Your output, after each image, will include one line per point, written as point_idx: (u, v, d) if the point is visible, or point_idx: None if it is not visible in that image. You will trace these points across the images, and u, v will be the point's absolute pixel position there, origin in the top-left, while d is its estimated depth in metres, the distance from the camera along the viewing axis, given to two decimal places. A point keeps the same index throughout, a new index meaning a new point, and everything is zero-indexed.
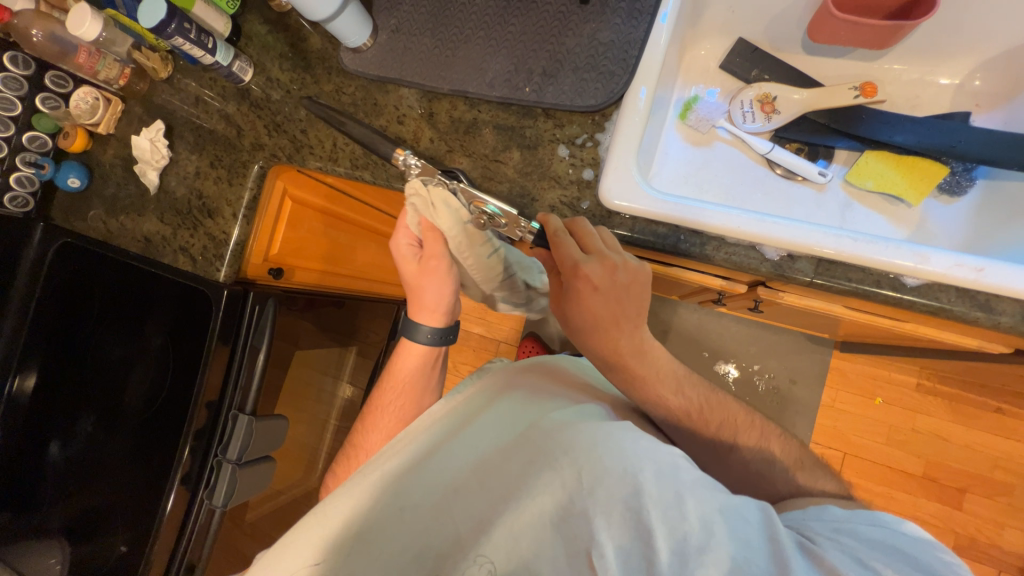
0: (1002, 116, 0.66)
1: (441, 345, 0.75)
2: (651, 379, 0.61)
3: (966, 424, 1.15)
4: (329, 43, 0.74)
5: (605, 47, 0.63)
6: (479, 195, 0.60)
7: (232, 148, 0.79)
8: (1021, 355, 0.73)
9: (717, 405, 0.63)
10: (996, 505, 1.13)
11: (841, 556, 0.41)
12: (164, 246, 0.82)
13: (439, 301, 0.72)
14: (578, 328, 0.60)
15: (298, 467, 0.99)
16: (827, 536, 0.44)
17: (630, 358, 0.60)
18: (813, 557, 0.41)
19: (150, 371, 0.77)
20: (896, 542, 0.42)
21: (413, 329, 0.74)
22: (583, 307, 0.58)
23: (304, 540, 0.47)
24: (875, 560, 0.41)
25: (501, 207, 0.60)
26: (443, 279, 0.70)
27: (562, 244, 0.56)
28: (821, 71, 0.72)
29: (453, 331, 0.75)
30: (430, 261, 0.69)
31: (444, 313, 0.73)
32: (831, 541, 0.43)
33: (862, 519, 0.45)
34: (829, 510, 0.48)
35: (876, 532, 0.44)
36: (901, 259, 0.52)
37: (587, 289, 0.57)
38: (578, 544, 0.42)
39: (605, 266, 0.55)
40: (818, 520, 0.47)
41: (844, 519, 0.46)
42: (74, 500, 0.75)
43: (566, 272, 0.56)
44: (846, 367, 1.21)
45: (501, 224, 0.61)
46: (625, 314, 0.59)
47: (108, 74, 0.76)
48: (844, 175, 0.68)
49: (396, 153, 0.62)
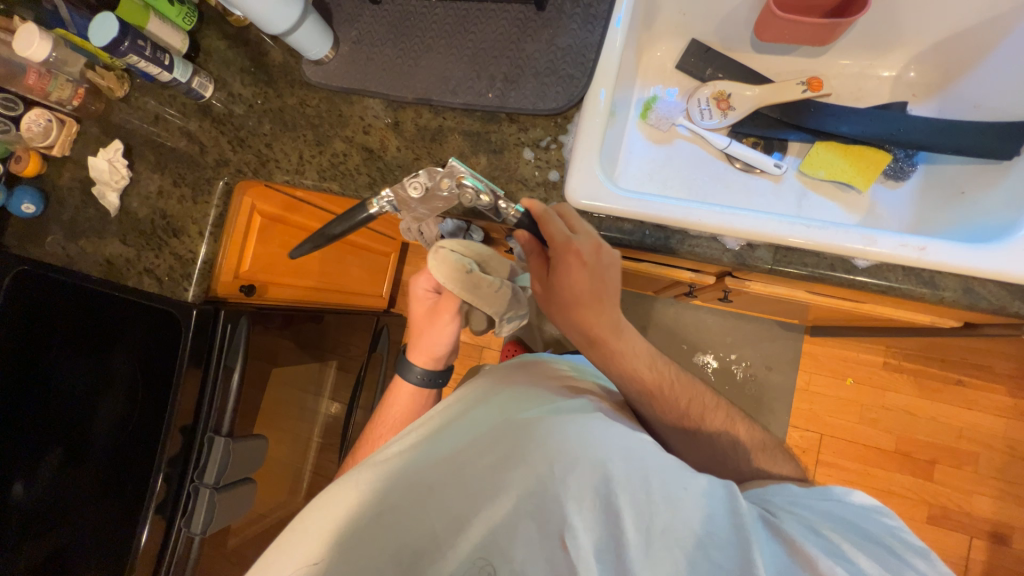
0: (937, 104, 0.71)
1: (430, 388, 0.73)
2: (622, 369, 0.62)
3: (930, 397, 1.20)
4: (291, 56, 0.74)
5: (562, 51, 0.65)
6: (460, 166, 0.54)
7: (195, 165, 0.77)
8: (970, 328, 0.77)
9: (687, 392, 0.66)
10: (963, 474, 1.18)
11: (797, 526, 0.47)
12: (127, 268, 0.79)
13: (438, 353, 0.71)
14: (563, 305, 0.59)
15: (283, 488, 0.97)
16: (783, 507, 0.50)
17: (601, 351, 0.61)
18: (772, 527, 0.46)
19: (120, 402, 0.74)
20: (844, 513, 0.48)
21: (405, 367, 0.72)
22: (568, 282, 0.57)
23: (283, 553, 0.46)
24: (823, 526, 0.47)
25: (484, 183, 0.54)
26: (447, 333, 0.69)
27: (551, 223, 0.55)
28: (770, 68, 0.76)
29: (445, 377, 0.73)
30: (442, 313, 0.69)
31: (440, 360, 0.71)
32: (788, 513, 0.49)
33: (814, 494, 0.51)
34: (787, 487, 0.53)
35: (827, 504, 0.49)
36: (851, 242, 0.55)
37: (574, 263, 0.55)
38: (551, 529, 0.45)
39: (593, 244, 0.56)
40: (775, 494, 0.52)
41: (802, 495, 0.51)
42: (42, 542, 0.71)
43: (558, 250, 0.55)
44: (817, 350, 1.25)
45: (487, 199, 0.55)
46: (608, 291, 0.58)
47: (61, 95, 0.74)
48: (797, 166, 0.71)
49: (368, 209, 0.54)
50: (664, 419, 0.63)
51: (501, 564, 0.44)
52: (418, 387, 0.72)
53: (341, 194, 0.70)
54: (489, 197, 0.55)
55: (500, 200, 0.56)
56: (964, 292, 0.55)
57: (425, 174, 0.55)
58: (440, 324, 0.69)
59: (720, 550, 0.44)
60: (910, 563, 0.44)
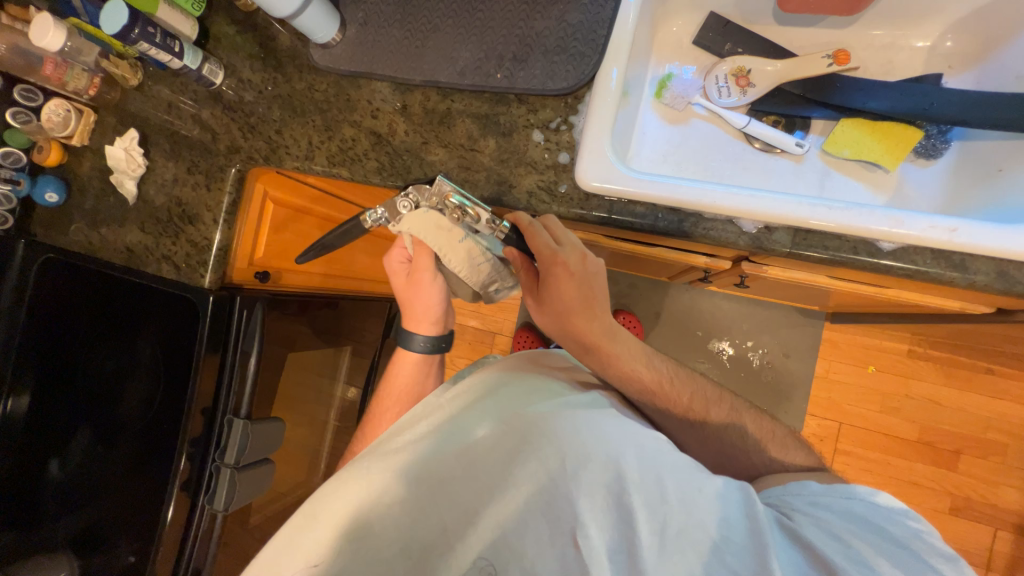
0: (974, 77, 0.67)
1: (436, 353, 0.75)
2: (632, 365, 0.62)
3: (957, 386, 1.16)
4: (298, 40, 0.73)
5: (574, 28, 0.63)
6: (447, 185, 0.58)
7: (208, 152, 0.78)
8: (1002, 314, 0.73)
9: (698, 383, 0.66)
10: (989, 464, 1.14)
11: (815, 531, 0.46)
12: (147, 255, 0.81)
13: (433, 315, 0.73)
14: (553, 313, 0.61)
15: (301, 468, 1.00)
16: (799, 508, 0.49)
17: (605, 346, 0.61)
18: (788, 530, 0.47)
19: (144, 385, 0.77)
20: (867, 513, 0.47)
21: (408, 338, 0.75)
22: (560, 293, 0.59)
23: (297, 543, 0.47)
24: (841, 529, 0.46)
25: (471, 200, 0.57)
26: (430, 289, 0.72)
27: (535, 235, 0.57)
28: (793, 41, 0.72)
29: (447, 339, 0.76)
30: (420, 273, 0.71)
31: (437, 322, 0.74)
32: (804, 515, 0.48)
33: (837, 492, 0.50)
34: (807, 485, 0.52)
35: (850, 503, 0.49)
36: (877, 223, 0.52)
37: (563, 272, 0.58)
38: (562, 527, 0.45)
39: (579, 253, 0.59)
40: (795, 495, 0.52)
41: (821, 493, 0.51)
42: (80, 514, 0.75)
43: (544, 261, 0.57)
44: (838, 338, 1.22)
45: (473, 216, 0.58)
46: (597, 299, 0.60)
47: (77, 84, 0.75)
48: (820, 145, 0.68)
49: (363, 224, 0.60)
50: (674, 410, 0.63)
51: (511, 560, 0.45)
52: (422, 356, 0.74)
53: (350, 179, 0.70)
54: (474, 214, 0.58)
55: (485, 215, 0.58)
56: (997, 277, 0.52)
57: (415, 191, 0.59)
58: (423, 284, 0.71)
59: (734, 556, 0.44)
60: (939, 570, 0.43)
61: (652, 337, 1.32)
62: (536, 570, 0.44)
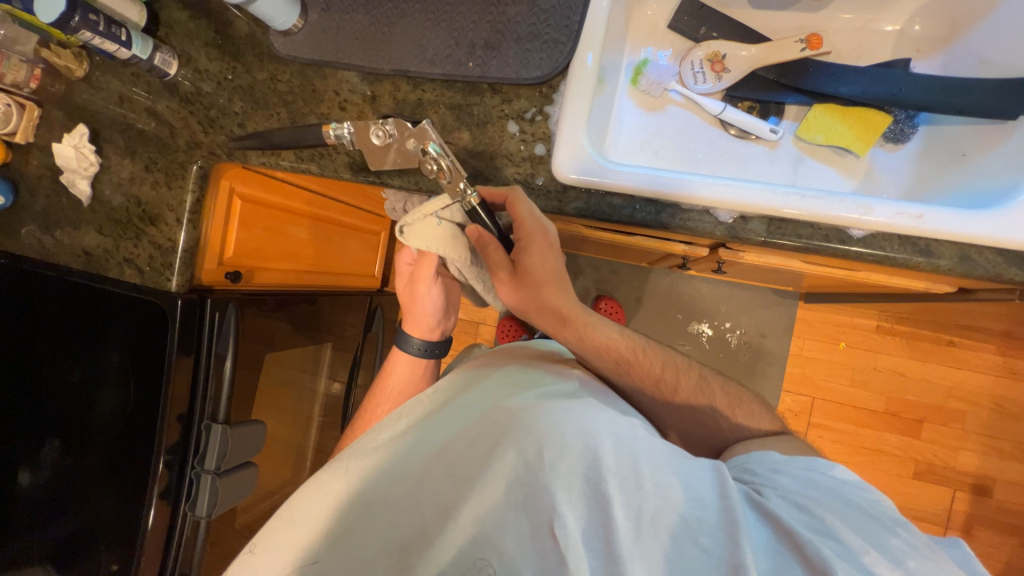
0: (940, 61, 0.68)
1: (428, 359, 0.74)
2: (605, 336, 0.65)
3: (921, 358, 1.22)
4: (258, 26, 0.69)
5: (546, 13, 0.61)
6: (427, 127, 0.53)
7: (167, 149, 0.74)
8: (963, 292, 0.77)
9: (670, 353, 0.69)
10: (949, 431, 1.21)
11: (782, 505, 0.48)
12: (106, 258, 0.77)
13: (431, 323, 0.72)
14: (530, 284, 0.61)
15: (287, 467, 0.98)
16: (769, 482, 0.52)
17: (575, 322, 0.63)
18: (759, 507, 0.48)
19: (113, 394, 0.73)
20: (830, 484, 0.51)
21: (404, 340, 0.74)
22: (537, 265, 0.60)
23: (273, 545, 0.47)
24: (806, 499, 0.49)
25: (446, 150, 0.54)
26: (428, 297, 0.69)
27: (520, 205, 0.57)
28: (767, 25, 0.71)
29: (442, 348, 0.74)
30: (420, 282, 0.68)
31: (433, 330, 0.72)
32: (772, 489, 0.51)
33: (799, 464, 0.53)
34: (769, 454, 0.56)
35: (809, 473, 0.52)
36: (847, 211, 0.53)
37: (544, 246, 0.59)
38: (539, 518, 0.46)
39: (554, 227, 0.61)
40: (758, 463, 0.55)
41: (783, 463, 0.54)
42: (56, 526, 0.73)
43: (529, 232, 0.58)
44: (811, 316, 1.26)
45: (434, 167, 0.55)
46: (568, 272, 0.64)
47: (16, 77, 0.69)
48: (794, 131, 0.68)
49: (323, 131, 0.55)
50: (648, 382, 0.66)
51: (489, 556, 0.45)
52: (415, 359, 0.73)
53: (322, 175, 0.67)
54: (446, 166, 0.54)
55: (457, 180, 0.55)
56: (960, 260, 0.54)
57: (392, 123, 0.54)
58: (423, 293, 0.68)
59: (709, 536, 0.45)
60: (894, 531, 0.46)
61: (634, 321, 1.33)
62: (515, 564, 0.45)
